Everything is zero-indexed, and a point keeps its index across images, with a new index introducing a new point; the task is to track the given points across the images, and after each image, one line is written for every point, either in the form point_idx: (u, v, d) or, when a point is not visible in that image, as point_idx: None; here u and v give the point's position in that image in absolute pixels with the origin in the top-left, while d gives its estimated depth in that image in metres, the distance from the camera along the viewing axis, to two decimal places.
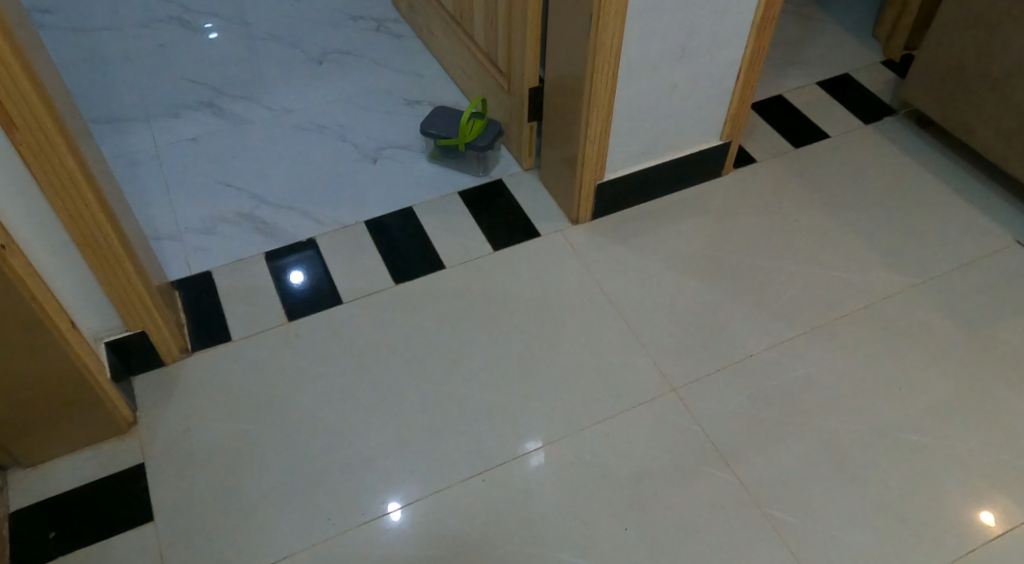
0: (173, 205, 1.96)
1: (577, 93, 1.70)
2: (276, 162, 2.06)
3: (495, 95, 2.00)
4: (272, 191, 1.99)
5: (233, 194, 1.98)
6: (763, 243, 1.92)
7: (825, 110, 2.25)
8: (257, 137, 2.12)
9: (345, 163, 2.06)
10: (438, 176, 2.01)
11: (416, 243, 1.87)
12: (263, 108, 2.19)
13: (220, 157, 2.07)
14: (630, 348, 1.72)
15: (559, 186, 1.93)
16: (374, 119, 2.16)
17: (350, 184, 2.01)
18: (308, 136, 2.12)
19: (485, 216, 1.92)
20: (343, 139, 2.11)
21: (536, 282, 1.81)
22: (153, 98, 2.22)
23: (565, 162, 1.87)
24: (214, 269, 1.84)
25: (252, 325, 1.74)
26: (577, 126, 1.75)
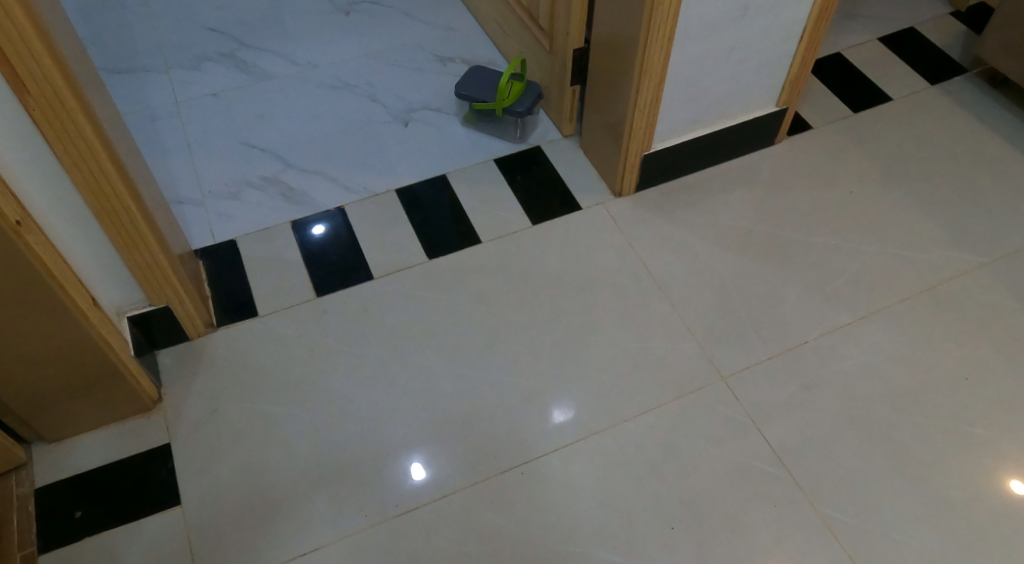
0: (195, 167, 1.87)
1: (629, 57, 1.57)
2: (303, 123, 1.96)
3: (535, 54, 1.87)
4: (299, 154, 1.90)
5: (259, 157, 1.89)
6: (819, 218, 1.80)
7: (887, 67, 2.07)
8: (282, 94, 2.01)
9: (375, 125, 1.95)
10: (473, 142, 1.91)
11: (449, 214, 1.78)
12: (288, 62, 2.08)
13: (245, 115, 1.97)
14: (676, 331, 1.62)
15: (602, 155, 1.82)
16: (405, 76, 2.04)
17: (380, 148, 1.91)
18: (336, 94, 2.01)
19: (518, 182, 1.84)
20: (372, 98, 2.00)
21: (576, 259, 1.71)
22: (173, 48, 2.10)
23: (610, 130, 1.75)
24: (239, 236, 1.75)
25: (279, 301, 1.65)
26: (626, 92, 1.63)
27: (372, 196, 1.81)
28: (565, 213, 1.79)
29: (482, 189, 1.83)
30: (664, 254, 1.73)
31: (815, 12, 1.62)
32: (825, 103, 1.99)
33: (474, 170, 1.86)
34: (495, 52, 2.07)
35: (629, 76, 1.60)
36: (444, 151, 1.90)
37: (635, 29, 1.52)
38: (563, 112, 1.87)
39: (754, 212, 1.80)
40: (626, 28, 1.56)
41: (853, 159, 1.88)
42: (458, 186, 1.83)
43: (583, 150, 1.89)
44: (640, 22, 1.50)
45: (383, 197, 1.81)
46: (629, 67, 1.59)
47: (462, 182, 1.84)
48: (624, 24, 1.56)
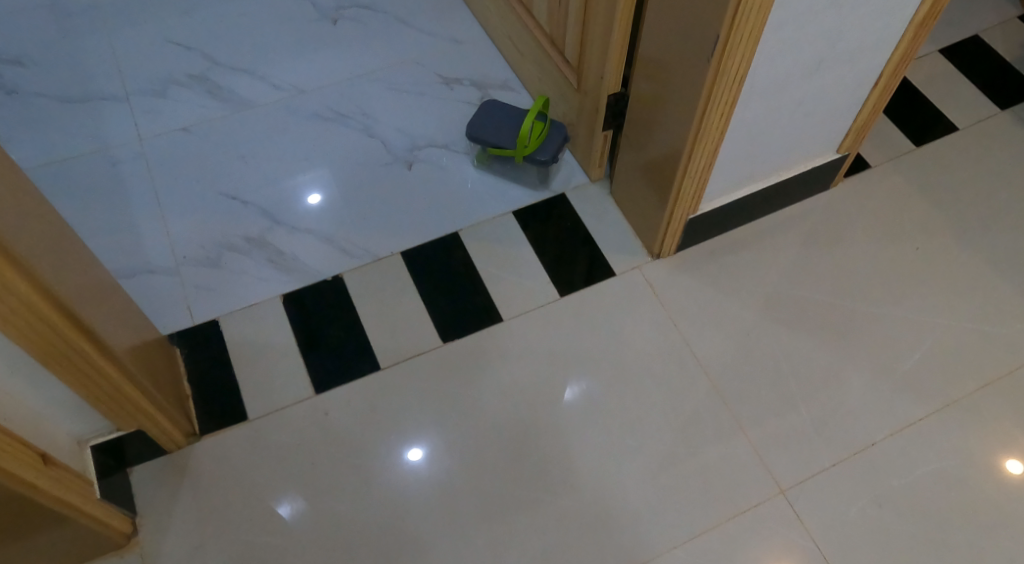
0: (166, 224, 1.62)
1: (681, 122, 1.33)
2: (288, 166, 1.69)
3: (560, 88, 1.60)
4: (285, 207, 1.64)
5: (240, 211, 1.63)
6: (882, 283, 1.59)
7: (952, 90, 1.84)
8: (263, 128, 1.75)
9: (373, 166, 1.68)
10: (489, 189, 1.65)
11: (464, 283, 1.54)
12: (268, 85, 1.80)
13: (220, 155, 1.71)
14: (727, 433, 1.43)
15: (638, 212, 1.58)
16: (405, 102, 1.77)
17: (380, 197, 1.64)
18: (326, 126, 1.74)
19: (539, 240, 1.60)
20: (368, 131, 1.73)
21: (613, 343, 1.50)
22: (134, 68, 1.81)
23: (650, 190, 1.51)
24: (222, 316, 1.51)
25: (272, 399, 1.43)
26: (675, 158, 1.38)
27: (375, 261, 1.57)
28: (595, 281, 1.56)
29: (500, 249, 1.58)
30: (710, 333, 1.52)
31: (894, 58, 1.38)
32: (882, 136, 1.78)
33: (491, 225, 1.61)
34: (508, 72, 1.80)
35: (679, 142, 1.35)
36: (454, 200, 1.64)
37: (691, 94, 1.27)
38: (592, 156, 1.61)
39: (811, 276, 1.59)
40: (678, 89, 1.30)
41: (915, 206, 1.68)
42: (471, 245, 1.58)
43: (615, 199, 1.64)
44: (698, 88, 1.24)
45: (387, 262, 1.57)
46: (680, 132, 1.34)
47: (478, 241, 1.59)
48: (677, 83, 1.30)
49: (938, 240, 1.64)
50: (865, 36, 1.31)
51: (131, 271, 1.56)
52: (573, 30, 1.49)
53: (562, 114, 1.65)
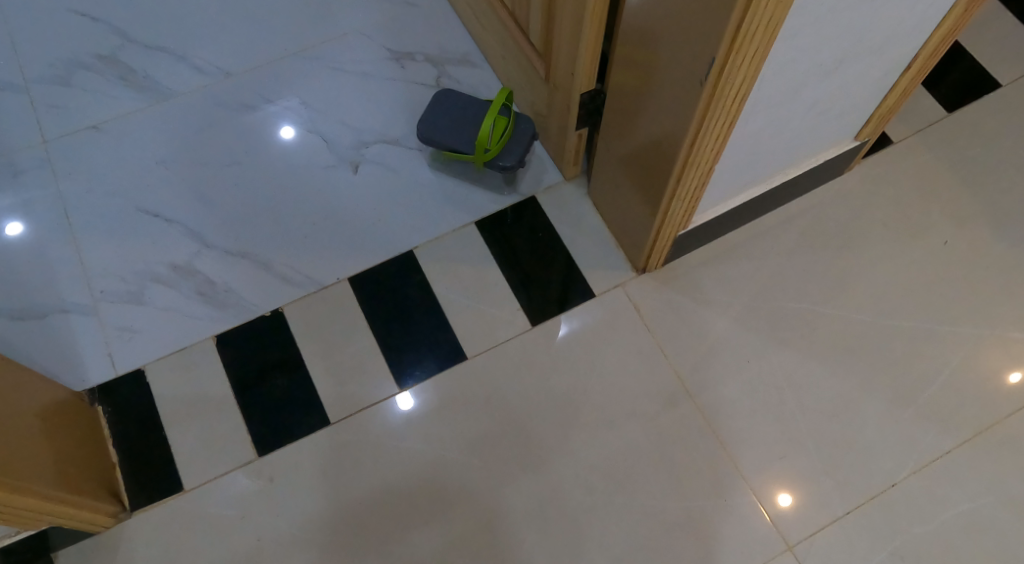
0: (78, 248, 1.41)
1: (667, 141, 1.10)
2: (217, 172, 1.46)
3: (529, 76, 1.36)
4: (215, 226, 1.41)
5: (164, 231, 1.41)
6: (905, 289, 1.39)
7: (995, 38, 1.58)
8: (187, 124, 1.50)
9: (315, 171, 1.45)
10: (448, 195, 1.41)
11: (422, 317, 1.34)
12: (190, 67, 1.55)
13: (139, 161, 1.47)
14: (725, 482, 1.26)
15: (621, 222, 1.35)
16: (351, 86, 1.52)
17: (323, 207, 1.42)
18: (260, 120, 1.50)
19: (509, 258, 1.38)
20: (308, 125, 1.49)
21: (595, 379, 1.31)
22: (33, 50, 1.56)
23: (635, 202, 1.29)
24: (149, 364, 1.32)
25: (211, 464, 1.27)
26: (660, 178, 1.16)
27: (319, 293, 1.36)
28: (572, 307, 1.35)
29: (462, 270, 1.37)
30: (707, 361, 1.32)
31: (935, 39, 1.14)
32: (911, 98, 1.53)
33: (451, 242, 1.39)
34: (469, 44, 1.55)
35: (665, 163, 1.13)
36: (409, 210, 1.40)
37: (680, 112, 1.04)
38: (565, 156, 1.38)
39: (824, 287, 1.38)
40: (666, 104, 1.07)
41: (947, 189, 1.46)
42: (429, 266, 1.37)
43: (595, 202, 1.41)
44: (689, 109, 1.02)
45: (333, 293, 1.36)
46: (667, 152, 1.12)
47: (438, 261, 1.37)
48: (662, 97, 1.07)
49: (971, 232, 1.42)
50: (897, 26, 1.07)
51: (42, 310, 1.36)
52: (538, 14, 1.24)
53: (530, 104, 1.40)
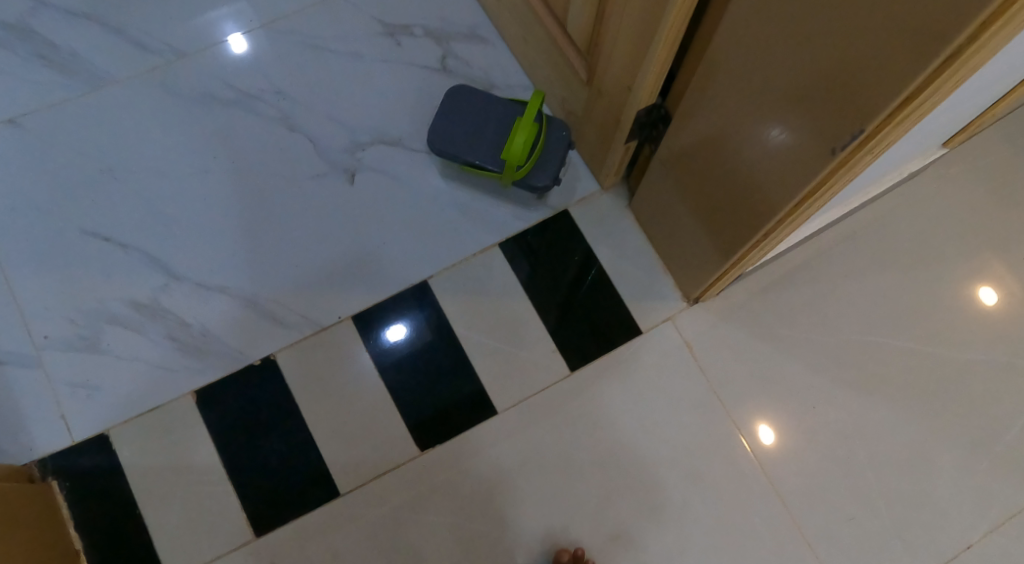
0: (7, 280, 1.15)
1: (755, 195, 0.87)
2: (179, 184, 1.20)
3: (562, 73, 1.12)
4: (183, 253, 1.17)
5: (120, 260, 1.16)
6: (983, 315, 1.21)
7: None
8: (136, 120, 1.22)
9: (300, 182, 1.21)
10: (463, 212, 1.20)
11: (442, 362, 1.15)
12: (132, 44, 1.25)
13: (81, 168, 1.20)
14: (786, 548, 1.12)
15: (671, 247, 1.15)
16: (336, 70, 1.26)
17: (315, 227, 1.19)
18: (226, 114, 1.24)
19: (539, 288, 1.18)
20: (288, 120, 1.24)
21: (641, 432, 1.14)
22: None
23: (694, 235, 1.07)
24: (114, 426, 1.09)
25: (197, 547, 1.07)
26: (737, 227, 0.94)
27: (317, 335, 1.15)
28: (613, 348, 1.17)
29: (485, 304, 1.17)
30: (765, 408, 1.17)
31: None
32: None
33: (472, 268, 1.18)
34: (479, 14, 1.29)
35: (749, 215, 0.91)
36: (417, 233, 1.19)
37: (779, 168, 0.81)
38: (604, 165, 1.16)
39: (897, 314, 1.21)
40: (762, 158, 0.83)
41: None
42: (446, 300, 1.17)
43: (637, 217, 1.20)
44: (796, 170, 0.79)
45: (333, 335, 1.15)
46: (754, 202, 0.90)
47: (456, 293, 1.17)
48: (751, 144, 0.84)
49: None
50: None
51: None
52: (583, 7, 1.00)
53: (561, 100, 1.17)
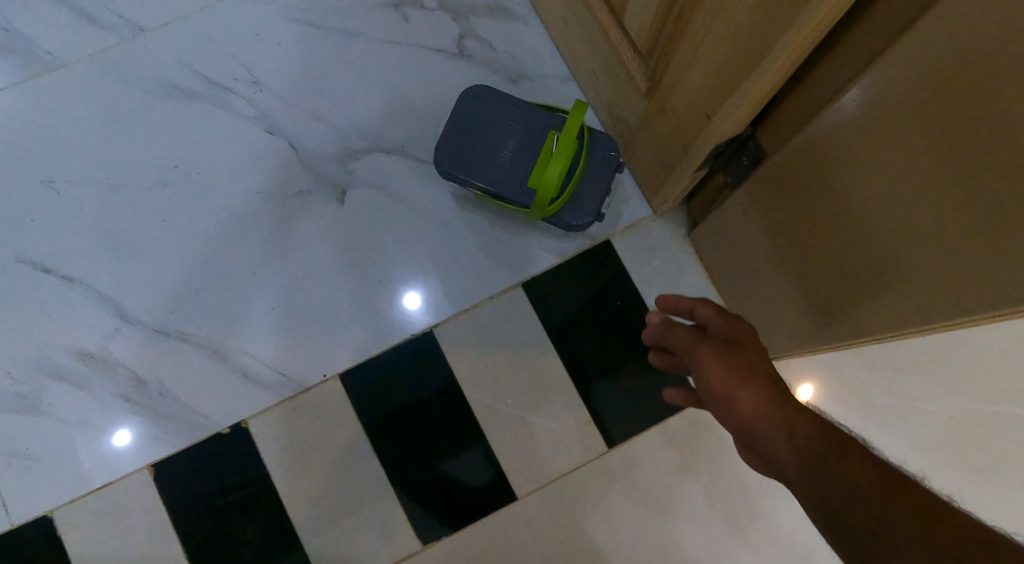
0: None
1: (895, 296, 0.63)
2: (132, 201, 0.97)
3: (612, 73, 0.85)
4: (137, 289, 0.96)
5: (63, 296, 0.95)
6: None
7: None
8: (81, 115, 0.99)
9: (279, 199, 0.97)
10: (480, 242, 0.96)
11: (448, 435, 0.93)
12: (75, 17, 1.00)
13: (16, 177, 0.97)
14: None
15: (739, 303, 0.90)
16: (326, 53, 1.00)
17: (296, 259, 0.96)
18: (190, 109, 0.99)
19: (572, 343, 0.94)
20: (266, 119, 0.99)
21: (696, 528, 0.91)
22: None
23: (766, 305, 0.83)
24: (59, 506, 0.92)
25: None
26: (852, 320, 0.69)
27: (297, 398, 0.93)
28: (662, 420, 0.93)
29: (503, 361, 0.93)
30: None
31: None
32: None
33: (488, 315, 0.94)
34: None
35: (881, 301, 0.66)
36: (422, 268, 0.95)
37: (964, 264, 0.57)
38: (660, 193, 0.90)
39: None
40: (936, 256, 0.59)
41: None
42: (455, 357, 0.93)
43: (699, 253, 0.95)
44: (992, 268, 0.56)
45: (316, 399, 0.93)
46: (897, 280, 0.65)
47: (468, 347, 0.93)
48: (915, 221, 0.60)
49: None
50: None
51: None
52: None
53: (609, 104, 0.91)
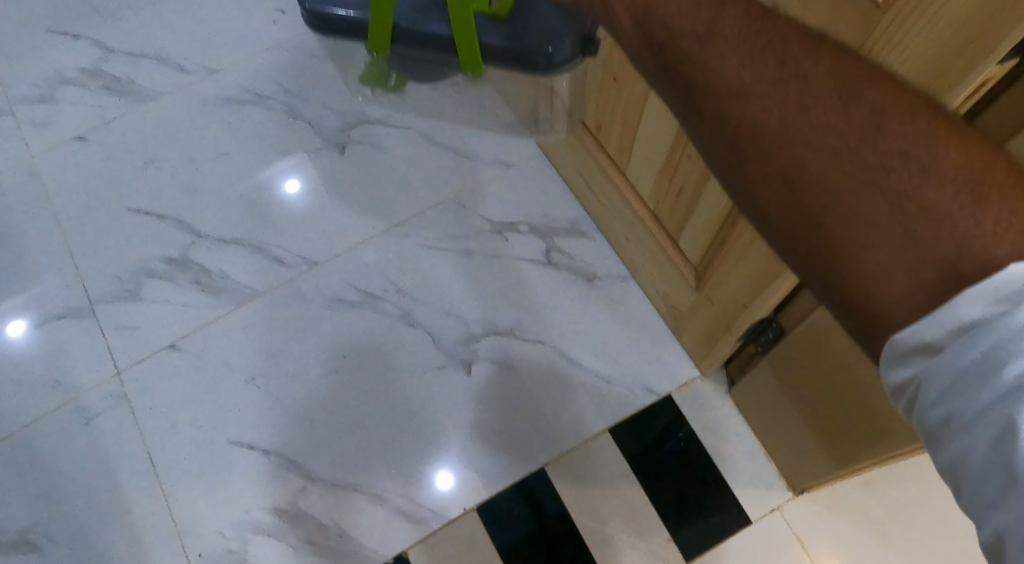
0: (88, 489, 0.99)
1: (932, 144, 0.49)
2: (274, 401, 1.06)
3: (669, 277, 1.04)
4: (322, 452, 1.04)
5: (261, 468, 1.03)
6: None
7: None
8: (260, 334, 1.09)
9: (399, 381, 1.09)
10: (576, 396, 1.09)
11: (557, 551, 1.02)
12: (269, 260, 1.13)
13: (222, 379, 1.06)
14: None
15: (771, 433, 1.02)
16: (444, 267, 1.15)
17: (409, 439, 1.06)
18: (350, 317, 1.12)
19: (652, 477, 1.05)
20: (411, 320, 1.12)
21: None
22: (17, 145, 1.17)
23: (788, 416, 0.96)
24: None
25: None
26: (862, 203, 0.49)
27: (414, 550, 1.01)
28: (733, 536, 1.02)
29: (602, 492, 1.04)
30: None
31: None
32: None
33: (579, 454, 1.06)
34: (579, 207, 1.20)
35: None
36: (523, 426, 1.07)
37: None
38: (704, 362, 1.06)
39: None
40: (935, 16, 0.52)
41: None
42: (562, 486, 1.04)
43: (738, 406, 1.07)
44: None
45: (439, 540, 1.01)
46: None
47: (570, 482, 1.05)
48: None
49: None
50: None
51: None
52: (694, 227, 0.93)
53: (665, 296, 1.08)
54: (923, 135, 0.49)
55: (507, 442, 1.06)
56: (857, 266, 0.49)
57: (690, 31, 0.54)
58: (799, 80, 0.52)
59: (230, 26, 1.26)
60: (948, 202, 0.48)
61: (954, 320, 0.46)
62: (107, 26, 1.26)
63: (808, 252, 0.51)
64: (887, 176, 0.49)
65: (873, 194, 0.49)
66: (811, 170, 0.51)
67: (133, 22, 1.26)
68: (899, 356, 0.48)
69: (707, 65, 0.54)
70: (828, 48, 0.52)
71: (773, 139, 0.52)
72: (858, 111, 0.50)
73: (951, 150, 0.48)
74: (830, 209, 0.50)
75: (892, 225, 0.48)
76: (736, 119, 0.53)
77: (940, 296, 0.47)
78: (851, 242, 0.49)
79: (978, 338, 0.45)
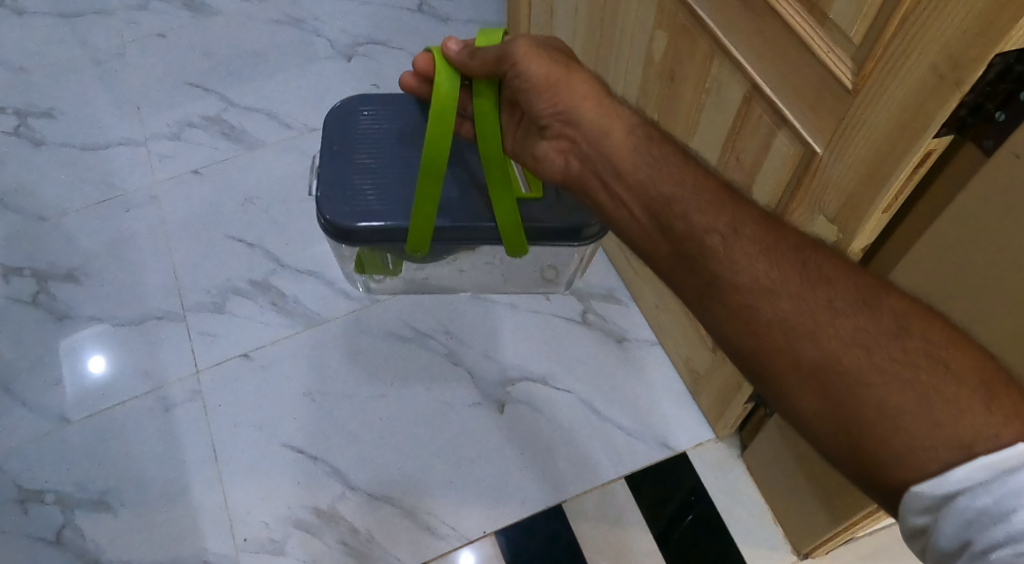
0: (156, 470, 1.12)
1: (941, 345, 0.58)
2: (327, 414, 1.19)
3: (689, 338, 1.15)
4: (364, 465, 1.16)
5: (307, 472, 1.14)
6: None
7: None
8: (323, 354, 1.23)
9: (438, 411, 1.20)
10: (597, 443, 1.19)
11: None
12: (338, 293, 1.28)
13: (284, 389, 1.20)
14: None
15: (777, 494, 1.10)
16: (490, 316, 1.29)
17: (441, 462, 1.17)
18: (402, 349, 1.25)
19: (663, 525, 1.13)
20: (455, 359, 1.25)
21: None
22: (143, 173, 1.37)
23: (790, 475, 1.04)
24: None
25: None
26: (887, 392, 0.58)
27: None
28: None
29: (613, 533, 1.12)
30: None
31: None
32: None
33: (595, 496, 1.15)
34: (616, 277, 1.33)
35: (878, 205, 0.69)
36: (546, 463, 1.17)
37: None
38: (719, 425, 1.16)
39: None
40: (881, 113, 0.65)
41: None
42: (577, 523, 1.13)
43: (749, 468, 1.16)
44: None
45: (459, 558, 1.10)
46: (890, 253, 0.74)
47: (586, 519, 1.13)
48: (992, 181, 0.62)
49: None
50: None
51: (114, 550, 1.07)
52: None
53: (686, 359, 1.19)
54: (935, 339, 0.58)
55: (530, 476, 1.16)
56: (882, 444, 0.57)
57: (715, 230, 0.67)
58: (822, 287, 0.62)
59: (334, 95, 1.47)
60: (962, 396, 0.56)
61: (962, 484, 0.54)
62: (234, 86, 1.48)
63: (843, 432, 0.59)
64: (909, 372, 0.58)
65: (898, 388, 0.58)
66: (842, 361, 0.59)
67: (255, 84, 1.48)
68: (912, 512, 0.56)
69: (735, 265, 0.65)
70: (844, 258, 0.64)
71: (804, 334, 0.61)
72: (880, 315, 0.60)
73: (962, 354, 0.58)
74: (856, 393, 0.58)
75: (917, 414, 0.57)
76: (770, 317, 0.62)
77: (951, 464, 0.55)
78: (881, 404, 0.57)
79: (974, 500, 0.53)
